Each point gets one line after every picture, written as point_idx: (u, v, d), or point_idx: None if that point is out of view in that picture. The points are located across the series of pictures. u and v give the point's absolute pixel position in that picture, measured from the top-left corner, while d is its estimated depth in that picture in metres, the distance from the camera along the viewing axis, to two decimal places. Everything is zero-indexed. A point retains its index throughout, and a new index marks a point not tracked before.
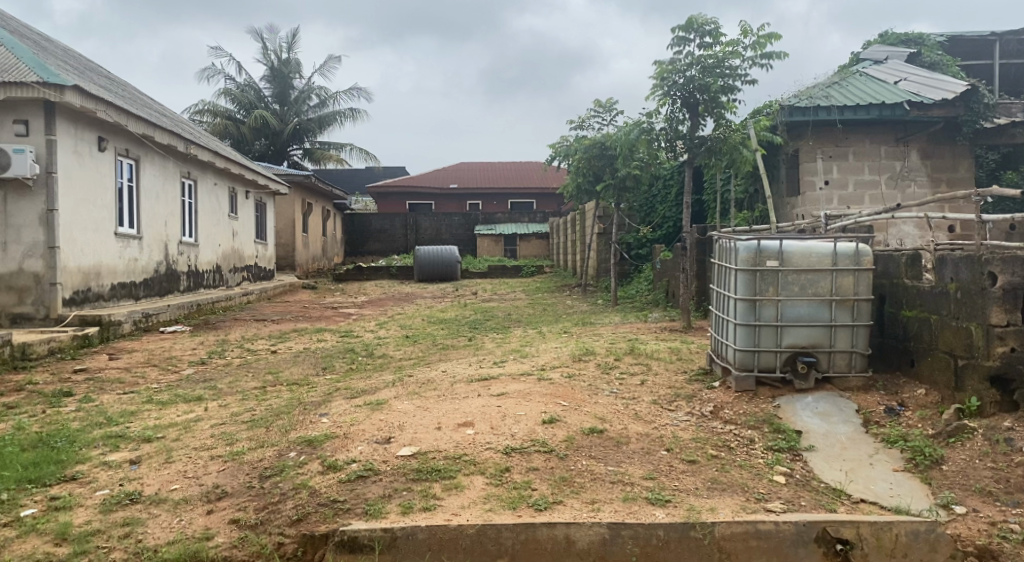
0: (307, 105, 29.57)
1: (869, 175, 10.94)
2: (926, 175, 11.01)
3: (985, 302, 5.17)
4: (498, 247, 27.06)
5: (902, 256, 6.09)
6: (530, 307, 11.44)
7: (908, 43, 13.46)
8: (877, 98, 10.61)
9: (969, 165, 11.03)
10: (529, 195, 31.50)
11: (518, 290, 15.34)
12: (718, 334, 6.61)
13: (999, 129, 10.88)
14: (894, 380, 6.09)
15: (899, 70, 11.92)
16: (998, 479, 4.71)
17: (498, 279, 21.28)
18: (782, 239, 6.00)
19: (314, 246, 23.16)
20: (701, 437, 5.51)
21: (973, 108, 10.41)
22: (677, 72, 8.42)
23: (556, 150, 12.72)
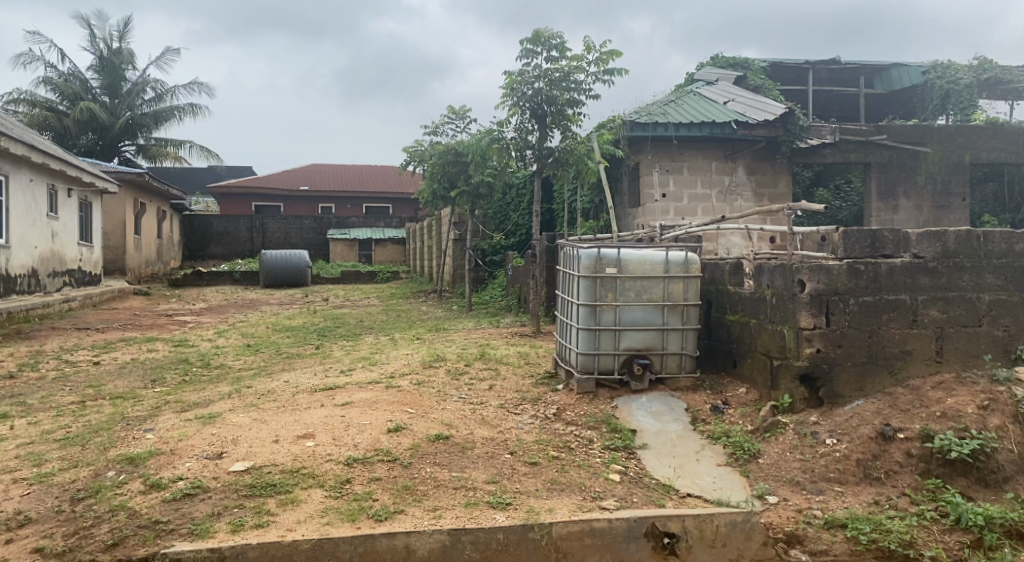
0: (142, 98, 27.81)
1: (701, 189, 11.54)
2: (751, 190, 11.78)
3: (796, 306, 5.54)
4: (352, 252, 26.65)
5: (727, 264, 6.51)
6: (383, 313, 11.27)
7: (736, 66, 14.43)
8: (708, 116, 11.21)
9: (786, 181, 11.92)
10: (384, 200, 31.17)
11: (371, 297, 15.14)
12: (562, 338, 6.79)
13: (813, 149, 11.82)
14: (720, 379, 6.51)
15: (727, 91, 12.80)
16: (805, 469, 5.14)
17: (352, 284, 20.89)
18: (619, 247, 6.26)
19: (148, 249, 21.67)
20: (544, 439, 5.64)
21: (791, 129, 11.28)
22: (525, 83, 8.58)
23: (411, 155, 12.61)
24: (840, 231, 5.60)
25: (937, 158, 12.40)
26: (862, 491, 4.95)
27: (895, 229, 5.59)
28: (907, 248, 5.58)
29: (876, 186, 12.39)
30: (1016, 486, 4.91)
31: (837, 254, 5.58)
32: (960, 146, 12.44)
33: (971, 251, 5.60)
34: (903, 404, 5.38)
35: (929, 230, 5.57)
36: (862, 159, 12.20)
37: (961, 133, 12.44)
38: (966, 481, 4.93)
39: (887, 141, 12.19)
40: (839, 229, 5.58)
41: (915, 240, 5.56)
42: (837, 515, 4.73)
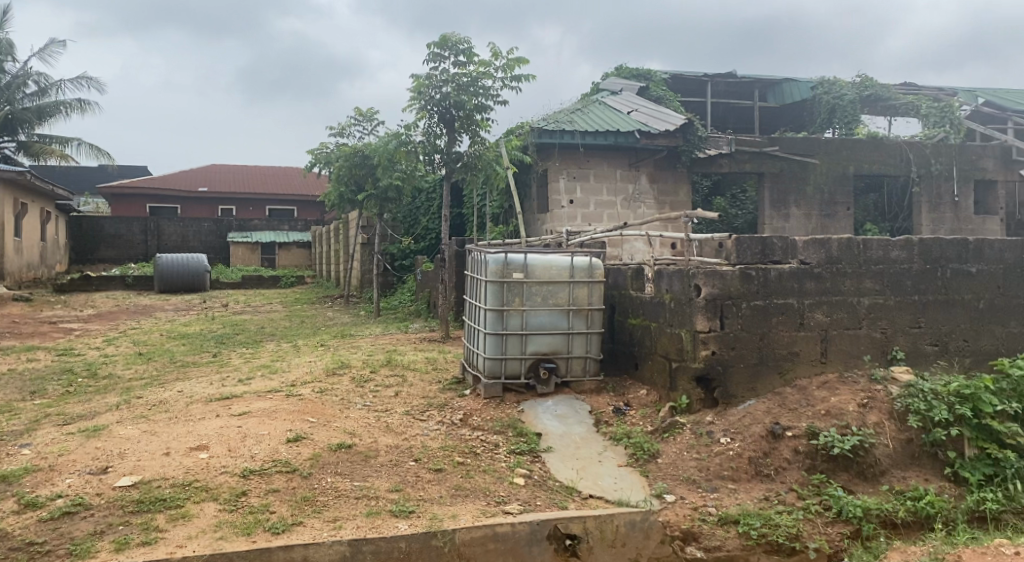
0: (23, 92, 26.19)
1: (606, 196, 11.20)
2: (653, 198, 11.43)
3: (692, 310, 5.72)
4: (254, 255, 25.89)
5: (629, 269, 6.69)
6: (287, 319, 10.98)
7: (639, 77, 13.85)
8: (612, 125, 11.02)
9: (687, 190, 11.66)
10: (289, 202, 30.38)
11: (274, 302, 14.73)
12: (469, 343, 6.79)
13: (711, 159, 11.67)
14: (622, 382, 6.65)
15: (630, 102, 12.49)
16: (701, 468, 5.31)
17: (254, 289, 20.24)
18: (526, 252, 6.31)
19: (31, 252, 20.33)
20: (449, 445, 5.61)
21: (690, 139, 11.21)
22: (433, 87, 8.55)
23: (317, 157, 12.33)
24: (733, 238, 5.81)
25: (825, 170, 12.08)
26: (753, 487, 5.15)
27: (784, 236, 5.80)
28: (795, 254, 5.81)
29: (769, 195, 12.03)
30: (891, 479, 5.13)
31: (730, 260, 5.78)
32: (846, 157, 12.14)
33: (853, 257, 5.80)
34: (791, 403, 5.61)
35: (814, 237, 5.81)
36: (755, 169, 11.90)
37: (847, 144, 12.15)
38: (847, 475, 5.16)
39: (779, 153, 11.90)
40: (731, 237, 5.79)
41: (802, 247, 5.79)
42: (729, 511, 4.91)
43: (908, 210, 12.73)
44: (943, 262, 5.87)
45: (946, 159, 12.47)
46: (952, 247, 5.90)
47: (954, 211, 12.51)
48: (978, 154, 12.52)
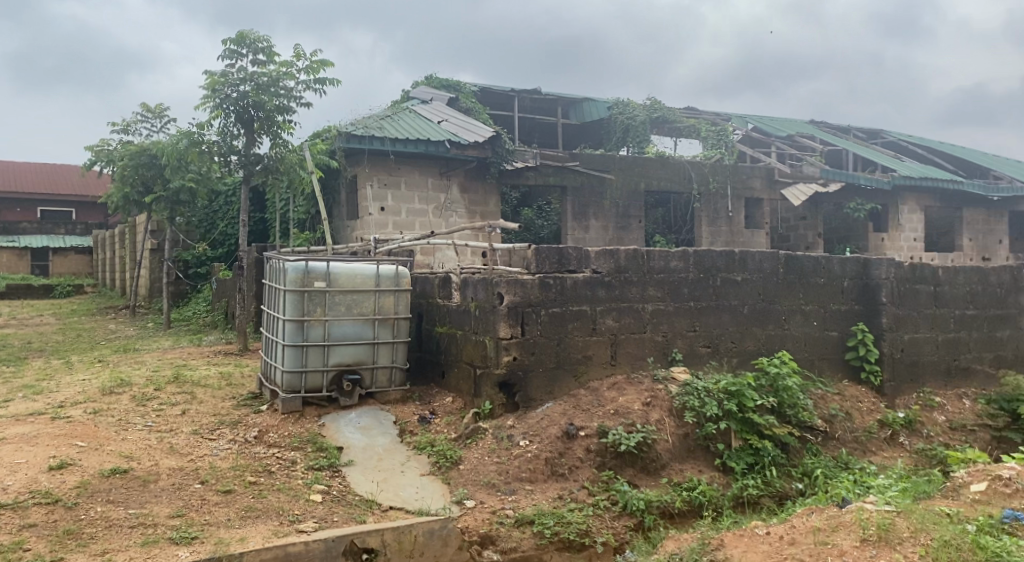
0: None
1: (418, 205, 10.79)
2: (464, 207, 11.21)
3: (495, 318, 5.80)
4: (22, 262, 23.24)
5: (436, 278, 6.73)
6: (60, 333, 9.91)
7: (447, 88, 13.45)
8: (420, 134, 10.52)
9: (497, 201, 11.57)
10: (68, 204, 27.63)
11: (45, 315, 13.26)
12: (268, 356, 6.49)
13: (518, 171, 11.66)
14: (429, 391, 6.67)
15: (441, 110, 12.09)
16: (501, 471, 5.39)
17: (21, 300, 18.08)
18: (328, 260, 6.14)
19: None
20: (242, 464, 5.33)
21: (498, 151, 11.02)
22: (229, 85, 8.22)
23: (97, 154, 11.37)
24: (532, 248, 5.96)
25: (620, 186, 12.48)
26: (549, 488, 5.31)
27: (578, 247, 6.04)
28: (588, 264, 6.07)
29: (572, 209, 12.19)
30: (670, 472, 5.54)
31: (530, 269, 5.95)
32: (639, 173, 12.63)
33: (639, 267, 6.16)
34: (584, 404, 5.86)
35: (605, 247, 6.11)
36: (558, 183, 12.02)
37: (639, 162, 12.63)
38: (632, 470, 5.50)
39: (579, 167, 12.10)
40: (530, 247, 5.94)
41: (594, 257, 6.06)
42: (525, 513, 5.02)
43: (691, 223, 13.46)
44: (715, 271, 6.31)
45: (722, 177, 13.22)
46: (722, 257, 6.34)
47: (729, 226, 13.28)
48: (749, 172, 13.36)
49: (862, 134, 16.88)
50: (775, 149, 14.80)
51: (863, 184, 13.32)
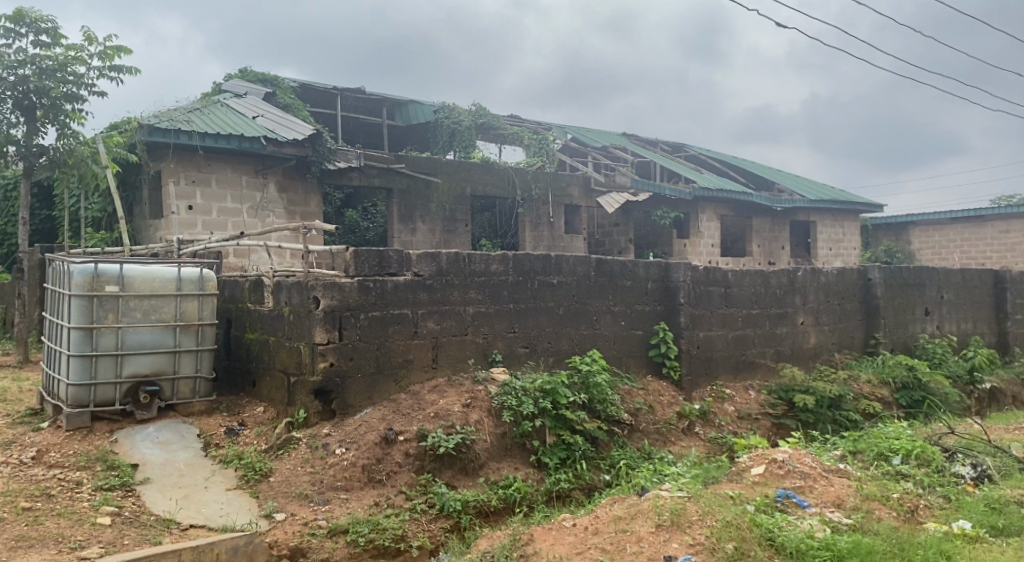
0: None
1: (231, 204, 10.23)
2: (282, 207, 10.81)
3: (310, 323, 5.53)
4: None
5: (247, 282, 6.42)
6: None
7: (264, 83, 12.75)
8: (234, 129, 9.97)
9: (318, 202, 11.27)
10: None
11: None
12: (49, 368, 5.89)
13: (341, 172, 11.38)
14: (238, 401, 6.36)
15: (256, 105, 11.49)
16: (314, 481, 5.15)
17: None
18: (122, 262, 5.69)
19: None
20: (14, 489, 4.78)
21: (319, 150, 10.67)
22: (5, 68, 7.63)
23: None
24: (350, 250, 5.76)
25: (446, 189, 12.61)
26: (365, 495, 5.13)
27: (399, 249, 5.92)
28: (409, 267, 5.95)
29: (397, 212, 12.12)
30: (488, 472, 5.59)
31: (349, 272, 5.72)
32: (463, 178, 12.81)
33: (460, 270, 6.16)
34: (404, 409, 5.72)
35: (426, 250, 6.03)
36: (384, 185, 11.90)
37: (464, 166, 12.83)
38: (451, 472, 5.48)
39: (404, 170, 12.06)
40: (349, 249, 5.73)
41: (416, 259, 5.96)
42: (339, 522, 4.81)
43: (514, 227, 13.82)
44: (532, 274, 6.48)
45: (543, 184, 13.72)
46: (539, 260, 6.53)
47: (551, 230, 13.77)
48: (568, 180, 14.03)
49: (668, 147, 18.17)
50: (591, 159, 15.65)
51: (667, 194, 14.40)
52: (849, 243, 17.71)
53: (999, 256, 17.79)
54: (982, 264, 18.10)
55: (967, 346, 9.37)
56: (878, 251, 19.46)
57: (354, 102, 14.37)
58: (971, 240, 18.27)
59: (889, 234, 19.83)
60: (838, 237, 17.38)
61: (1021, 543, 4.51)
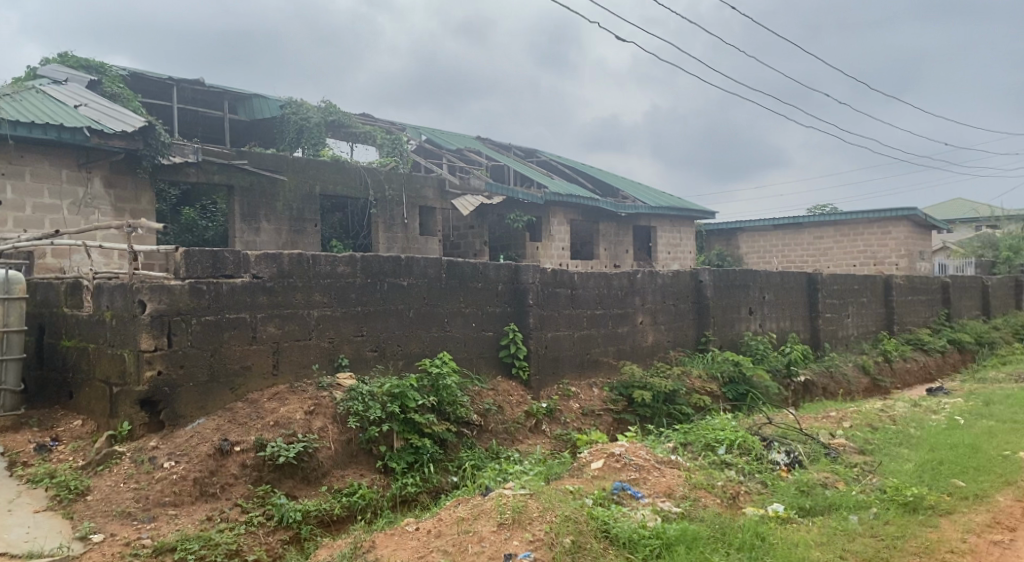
0: None
1: (49, 200, 9.41)
2: (109, 204, 10.07)
3: (135, 329, 5.19)
4: None
5: (63, 284, 5.92)
6: None
7: (89, 70, 11.86)
8: (53, 117, 9.15)
9: (151, 198, 10.58)
10: None
11: None
12: None
13: (174, 166, 10.82)
14: (52, 414, 5.85)
15: (78, 93, 10.61)
16: (138, 498, 4.79)
17: None
18: None
19: None
20: None
21: (151, 144, 10.07)
22: None
23: None
24: (181, 251, 5.43)
25: (293, 187, 12.24)
26: (196, 510, 4.84)
27: (236, 251, 5.64)
28: (247, 268, 5.69)
29: (238, 209, 11.64)
30: (332, 479, 5.42)
31: (180, 273, 5.39)
32: (312, 176, 12.48)
33: (304, 272, 5.96)
34: (241, 418, 5.44)
35: (266, 252, 5.79)
36: (224, 182, 11.41)
37: (312, 164, 12.51)
38: (291, 482, 5.28)
39: (247, 167, 11.61)
40: (180, 249, 5.40)
41: (255, 261, 5.71)
42: (166, 540, 4.48)
43: (368, 228, 13.55)
44: (380, 276, 6.37)
45: (396, 186, 13.67)
46: (388, 262, 6.43)
47: (405, 233, 13.76)
48: (422, 182, 14.05)
49: (521, 153, 18.59)
50: (447, 161, 16.00)
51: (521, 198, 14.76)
52: (686, 247, 18.89)
53: (815, 260, 19.58)
54: (800, 267, 19.89)
55: (784, 343, 10.19)
56: (712, 255, 20.88)
57: (191, 93, 13.57)
58: (791, 245, 20.04)
59: (721, 239, 21.27)
60: (675, 242, 18.54)
61: (823, 521, 4.97)
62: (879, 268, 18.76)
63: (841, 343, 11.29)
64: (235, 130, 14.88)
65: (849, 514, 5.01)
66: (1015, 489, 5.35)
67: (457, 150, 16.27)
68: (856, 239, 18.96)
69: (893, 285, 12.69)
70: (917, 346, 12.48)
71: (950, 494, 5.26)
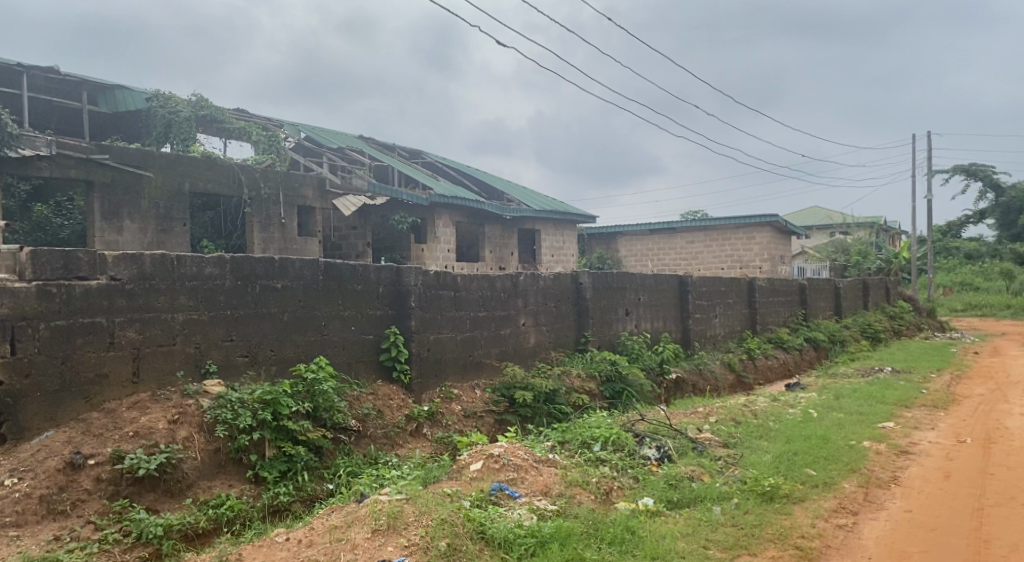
0: None
1: None
2: None
3: None
4: None
5: None
6: None
7: None
8: None
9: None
10: None
11: None
12: None
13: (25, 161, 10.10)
14: None
15: None
16: None
17: None
18: None
19: None
20: None
21: None
22: None
23: None
24: (26, 252, 5.05)
25: (160, 185, 11.63)
26: (41, 530, 4.50)
27: (90, 251, 5.29)
28: (103, 270, 5.35)
29: (98, 207, 11.01)
30: (197, 491, 5.17)
31: (25, 275, 5.01)
32: (181, 173, 11.91)
33: (167, 273, 5.65)
34: (96, 429, 5.10)
35: (124, 252, 5.45)
36: (81, 177, 10.79)
37: (183, 160, 11.94)
38: (152, 495, 4.99)
39: (108, 162, 11.02)
40: (25, 249, 5.03)
41: (112, 262, 5.37)
42: None
43: (242, 228, 13.18)
44: (252, 278, 6.13)
45: (273, 184, 13.24)
46: (261, 264, 6.19)
47: (282, 232, 13.34)
48: (301, 180, 13.70)
49: (405, 154, 18.47)
50: (327, 160, 15.60)
51: (405, 199, 14.56)
52: (568, 249, 19.32)
53: (687, 264, 20.51)
54: (673, 270, 20.78)
55: (658, 342, 10.60)
56: (592, 258, 21.48)
57: (44, 82, 12.70)
58: (666, 248, 20.90)
59: (602, 242, 21.87)
60: (558, 245, 18.95)
61: (689, 512, 5.19)
62: (745, 272, 19.81)
63: (710, 342, 11.86)
64: (95, 123, 14.02)
65: (713, 506, 5.26)
66: (858, 476, 5.80)
67: (338, 149, 15.92)
68: (728, 244, 20.00)
69: (757, 287, 13.43)
70: (778, 344, 13.32)
71: (803, 483, 5.63)
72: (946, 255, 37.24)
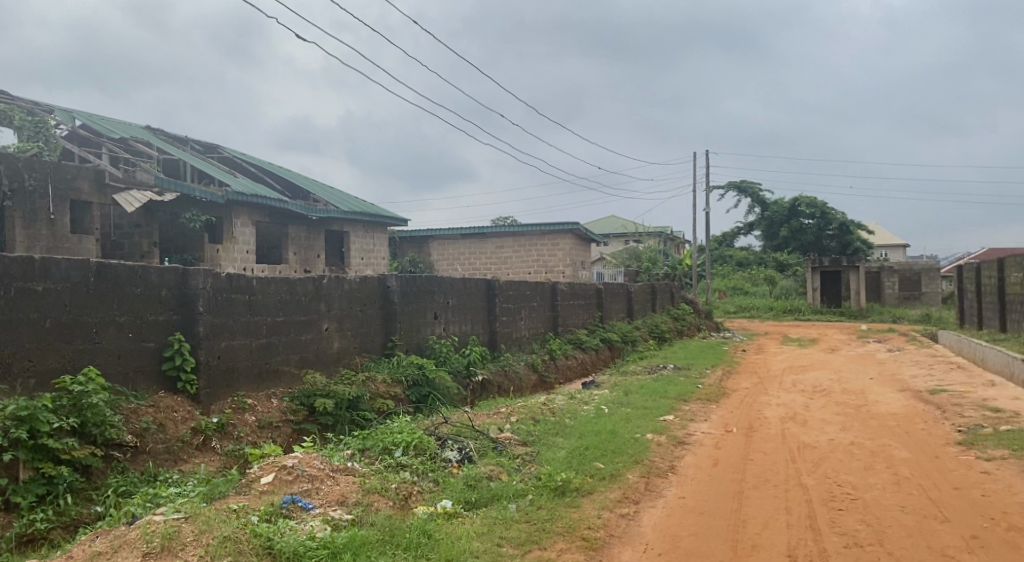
0: None
1: None
2: None
3: None
4: None
5: None
6: None
7: None
8: None
9: None
10: None
11: None
12: None
13: None
14: None
15: None
16: None
17: None
18: None
19: None
20: None
21: None
22: None
23: None
24: None
25: None
26: None
27: None
28: None
29: None
30: None
31: None
32: None
33: None
34: None
35: None
36: None
37: None
38: None
39: None
40: None
41: None
42: None
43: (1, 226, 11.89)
44: (5, 280, 5.44)
45: (40, 174, 12.02)
46: (16, 264, 5.52)
47: (50, 228, 12.04)
48: (74, 173, 12.53)
49: (199, 147, 17.40)
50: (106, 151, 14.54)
51: (197, 195, 13.76)
52: (379, 252, 19.12)
53: (496, 268, 21.03)
54: (483, 274, 21.16)
55: (466, 344, 10.79)
56: (404, 261, 21.40)
57: None
58: (476, 252, 21.24)
59: (413, 245, 21.81)
60: (368, 248, 18.71)
61: (485, 512, 5.29)
62: (549, 276, 20.79)
63: (516, 342, 12.24)
64: None
65: (508, 504, 5.41)
66: (641, 467, 6.23)
67: (120, 138, 14.83)
68: (538, 249, 20.80)
69: (559, 290, 14.04)
70: (577, 344, 14.07)
71: (591, 476, 5.96)
72: (721, 262, 41.23)
